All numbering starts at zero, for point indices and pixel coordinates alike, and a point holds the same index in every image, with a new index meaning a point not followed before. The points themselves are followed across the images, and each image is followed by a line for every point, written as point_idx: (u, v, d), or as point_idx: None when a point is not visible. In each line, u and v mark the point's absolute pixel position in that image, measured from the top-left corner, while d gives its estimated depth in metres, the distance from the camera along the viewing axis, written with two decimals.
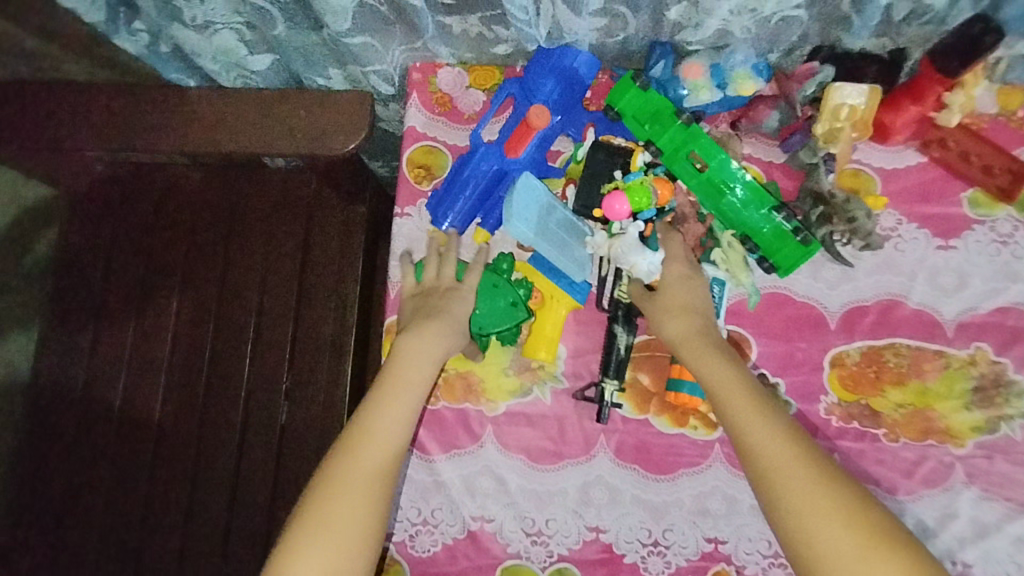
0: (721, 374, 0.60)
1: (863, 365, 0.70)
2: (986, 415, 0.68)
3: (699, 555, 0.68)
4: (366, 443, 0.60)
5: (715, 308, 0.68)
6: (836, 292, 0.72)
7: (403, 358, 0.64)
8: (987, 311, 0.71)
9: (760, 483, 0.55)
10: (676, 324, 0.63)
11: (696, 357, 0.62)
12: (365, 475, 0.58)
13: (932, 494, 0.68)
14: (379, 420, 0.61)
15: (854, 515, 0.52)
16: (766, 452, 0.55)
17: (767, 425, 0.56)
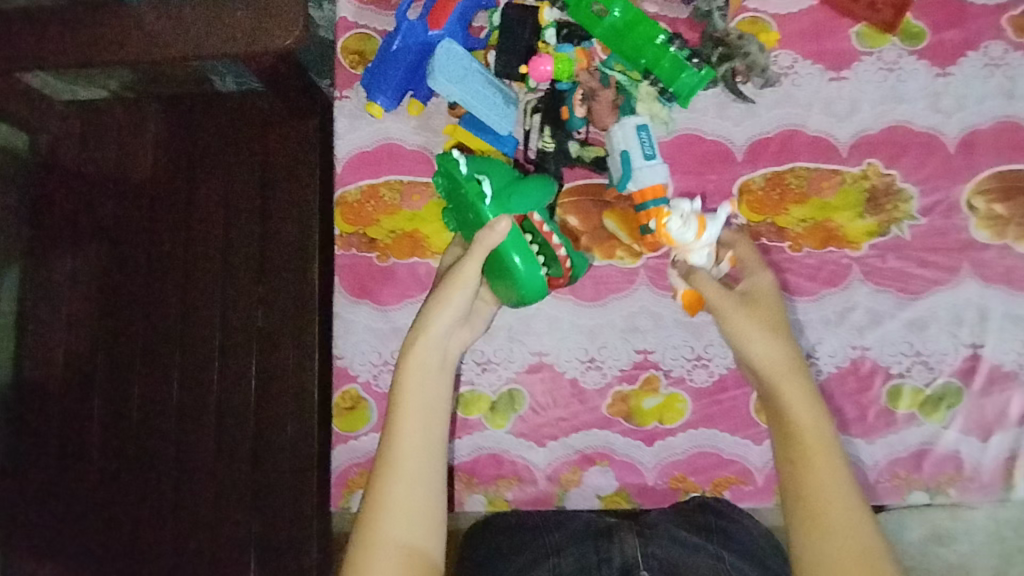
0: (792, 382, 0.63)
1: (768, 188, 0.78)
2: (877, 221, 0.77)
3: (632, 364, 0.76)
4: (409, 454, 0.61)
5: (652, 151, 0.74)
6: (741, 127, 0.79)
7: (423, 356, 0.65)
8: (876, 130, 0.78)
9: (789, 444, 0.61)
10: (761, 339, 0.65)
11: (771, 368, 0.64)
12: (415, 489, 0.60)
13: (833, 293, 0.76)
14: (410, 428, 0.62)
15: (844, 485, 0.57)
16: (811, 478, 0.59)
17: (823, 453, 0.59)
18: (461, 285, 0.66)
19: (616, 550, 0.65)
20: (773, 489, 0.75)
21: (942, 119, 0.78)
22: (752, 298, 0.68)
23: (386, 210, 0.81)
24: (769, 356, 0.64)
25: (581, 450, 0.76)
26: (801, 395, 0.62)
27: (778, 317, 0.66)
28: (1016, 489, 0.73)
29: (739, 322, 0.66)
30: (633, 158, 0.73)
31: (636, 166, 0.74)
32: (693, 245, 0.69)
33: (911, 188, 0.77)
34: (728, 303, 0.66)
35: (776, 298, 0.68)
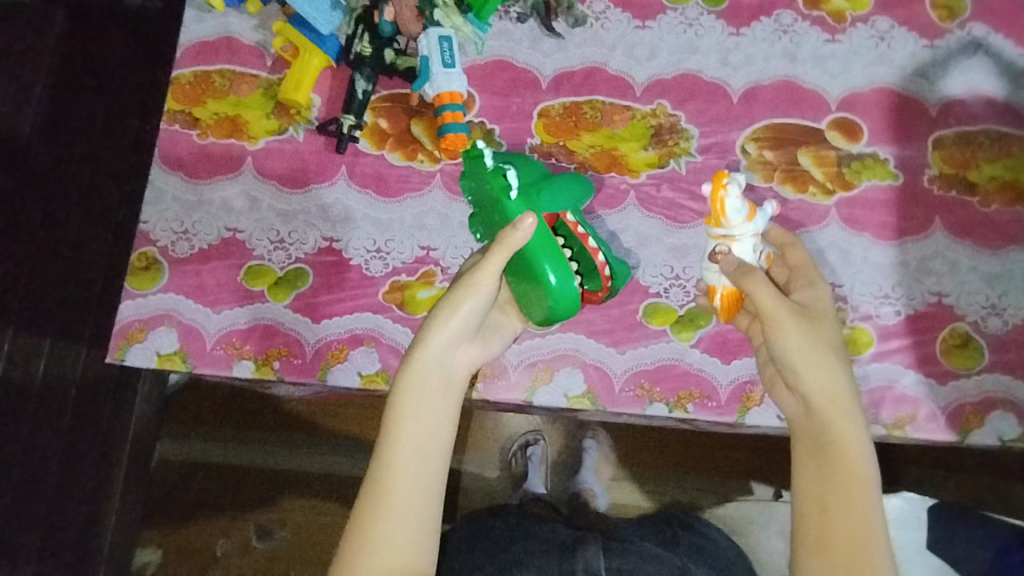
0: (846, 427, 0.65)
1: (565, 115, 0.84)
2: (658, 154, 0.83)
3: (413, 258, 0.81)
4: (404, 465, 0.63)
5: (452, 61, 0.80)
6: (549, 59, 0.86)
7: (419, 376, 0.66)
8: (670, 76, 0.85)
9: (822, 471, 0.64)
10: (819, 372, 0.66)
11: (827, 407, 0.66)
12: (409, 505, 0.62)
13: (608, 214, 0.81)
14: (404, 447, 0.64)
15: (851, 537, 0.60)
16: (833, 531, 0.61)
17: (854, 499, 0.62)
18: (482, 286, 0.66)
19: (580, 561, 0.84)
20: (523, 386, 0.78)
21: (729, 72, 0.85)
22: (812, 317, 0.68)
23: (214, 94, 0.86)
24: (817, 397, 0.66)
25: (352, 329, 0.79)
26: (839, 441, 0.64)
27: (827, 352, 0.66)
28: (749, 412, 0.76)
29: (798, 342, 0.66)
30: (432, 63, 0.80)
31: (434, 71, 0.80)
32: (739, 232, 0.69)
33: (693, 129, 0.83)
34: (784, 316, 0.66)
35: (832, 326, 0.68)
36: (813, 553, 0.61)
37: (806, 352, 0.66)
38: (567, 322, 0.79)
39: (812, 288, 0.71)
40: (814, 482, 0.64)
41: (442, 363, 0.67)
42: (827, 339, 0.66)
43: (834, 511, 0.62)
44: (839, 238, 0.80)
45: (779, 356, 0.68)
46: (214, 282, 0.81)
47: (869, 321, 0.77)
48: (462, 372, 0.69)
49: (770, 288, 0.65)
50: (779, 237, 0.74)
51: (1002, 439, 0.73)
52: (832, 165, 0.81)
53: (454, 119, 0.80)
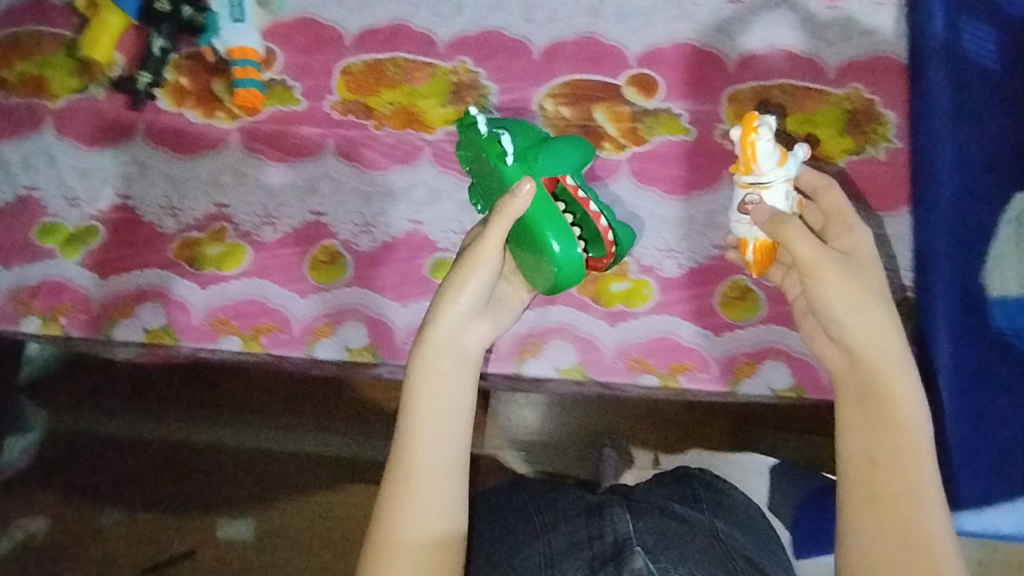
0: (899, 374, 0.60)
1: (366, 72, 0.84)
2: (456, 111, 0.82)
3: (206, 215, 0.80)
4: (423, 451, 0.60)
5: (241, 16, 0.81)
6: (354, 16, 0.85)
7: (435, 352, 0.63)
8: (474, 32, 0.84)
9: (876, 429, 0.59)
10: (857, 316, 0.60)
11: (865, 354, 0.60)
12: (433, 485, 0.59)
13: (401, 170, 0.81)
14: (423, 431, 0.60)
15: (892, 506, 0.57)
16: (879, 485, 0.58)
17: (902, 460, 0.58)
18: (490, 250, 0.64)
19: (607, 528, 0.66)
20: (306, 339, 0.78)
21: (532, 28, 0.84)
22: (849, 259, 0.62)
23: (19, 53, 0.86)
24: (858, 336, 0.60)
25: (140, 286, 0.79)
26: (891, 397, 0.59)
27: (870, 299, 0.60)
28: (527, 362, 0.78)
29: (841, 291, 0.61)
30: (220, 19, 0.81)
31: (222, 27, 0.81)
32: (770, 178, 0.67)
33: (492, 86, 0.83)
34: (824, 263, 0.61)
35: (877, 270, 0.62)
36: (868, 521, 0.57)
37: (840, 313, 0.61)
38: (355, 278, 0.78)
39: (836, 234, 0.65)
40: (860, 421, 0.60)
41: (456, 342, 0.64)
42: (867, 288, 0.61)
43: (871, 482, 0.58)
44: (628, 193, 0.80)
45: (816, 303, 0.63)
46: (7, 238, 0.81)
47: (651, 273, 0.78)
48: (476, 350, 0.66)
49: (808, 238, 0.61)
50: (815, 180, 0.69)
51: (772, 389, 0.76)
52: (626, 121, 0.81)
53: (243, 73, 0.80)
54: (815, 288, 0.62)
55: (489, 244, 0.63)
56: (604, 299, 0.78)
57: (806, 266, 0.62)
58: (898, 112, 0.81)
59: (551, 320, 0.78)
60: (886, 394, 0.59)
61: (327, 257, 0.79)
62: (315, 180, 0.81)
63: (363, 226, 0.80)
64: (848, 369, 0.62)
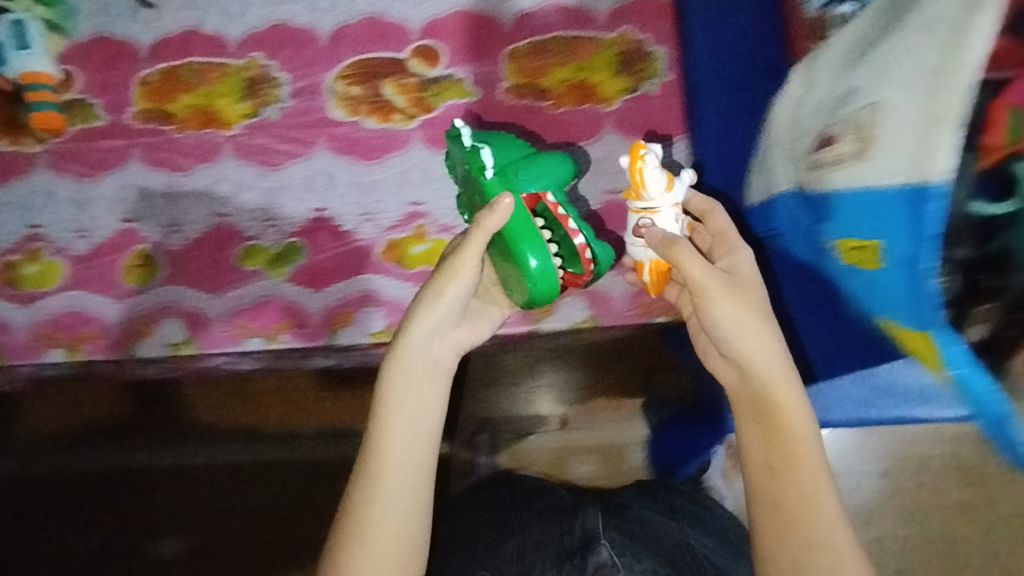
0: (792, 396, 0.58)
1: (163, 80, 0.87)
2: (251, 105, 0.85)
3: (20, 238, 0.83)
4: (392, 477, 0.60)
5: (29, 42, 0.84)
6: (146, 28, 0.88)
7: (404, 369, 0.62)
8: (262, 27, 0.88)
9: (774, 438, 0.58)
10: (750, 333, 0.58)
11: (758, 382, 0.59)
12: (391, 506, 0.59)
13: (204, 168, 0.84)
14: (396, 452, 0.60)
15: (800, 496, 0.57)
16: (790, 488, 0.57)
17: (796, 459, 0.57)
18: (470, 258, 0.60)
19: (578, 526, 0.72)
20: (128, 341, 0.81)
21: (317, 16, 0.87)
22: (735, 282, 0.59)
23: None
24: (750, 362, 0.59)
25: None
26: (786, 409, 0.58)
27: (758, 322, 0.58)
28: (341, 333, 0.79)
29: (728, 310, 0.58)
30: (7, 48, 0.83)
31: (11, 55, 0.84)
32: (659, 205, 0.61)
33: (283, 76, 0.86)
34: (711, 287, 0.58)
35: (761, 295, 0.60)
36: (768, 521, 0.57)
37: (735, 322, 0.58)
38: (168, 276, 0.81)
39: (732, 251, 0.62)
40: (754, 432, 0.59)
41: (428, 352, 0.63)
42: (746, 317, 0.58)
43: (796, 476, 0.57)
44: (421, 158, 0.83)
45: (716, 333, 0.60)
46: None
47: (450, 233, 0.81)
48: (451, 358, 0.65)
49: (699, 260, 0.57)
50: (702, 206, 0.65)
51: (573, 323, 0.82)
52: (413, 91, 0.84)
53: (40, 98, 0.84)
54: (714, 309, 0.59)
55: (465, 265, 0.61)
56: (407, 262, 0.80)
57: (697, 289, 0.59)
58: (667, 47, 0.84)
59: (358, 289, 0.80)
60: (779, 413, 0.58)
61: (141, 260, 0.82)
62: (124, 190, 0.84)
63: (171, 226, 0.82)
64: (751, 392, 0.60)
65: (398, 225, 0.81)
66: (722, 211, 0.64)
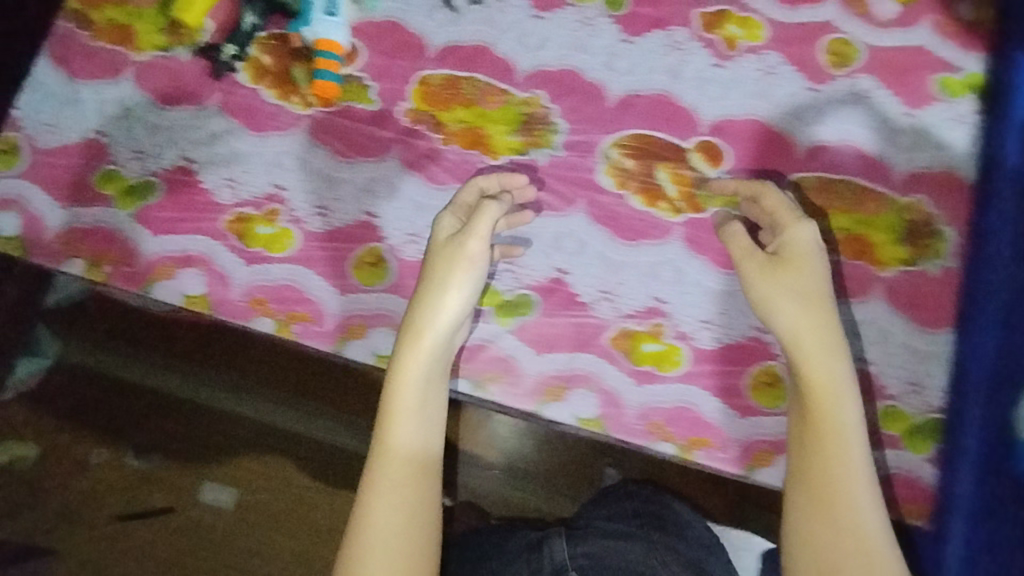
0: (816, 362, 0.68)
1: (443, 87, 0.85)
2: (523, 142, 0.83)
3: (263, 194, 0.82)
4: (404, 419, 0.69)
5: (335, 11, 0.81)
6: (441, 30, 0.87)
7: (426, 300, 0.73)
8: (553, 69, 0.86)
9: (812, 432, 0.66)
10: (779, 310, 0.71)
11: (791, 341, 0.70)
12: (412, 429, 0.69)
13: (460, 188, 0.82)
14: (404, 426, 0.68)
15: (818, 478, 0.65)
16: (818, 484, 0.65)
17: (830, 447, 0.65)
18: (461, 257, 0.73)
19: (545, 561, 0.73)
20: (336, 336, 0.78)
21: (611, 76, 0.85)
22: (782, 258, 0.72)
23: (114, 1, 0.87)
24: (797, 328, 0.69)
25: (187, 251, 0.80)
26: (825, 413, 0.66)
27: (818, 309, 0.70)
28: (547, 405, 0.77)
29: (794, 304, 0.70)
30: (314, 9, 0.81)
31: (316, 18, 0.81)
32: None
33: (563, 124, 0.84)
34: (767, 273, 0.72)
35: (816, 261, 0.72)
36: (805, 502, 0.64)
37: (773, 303, 0.71)
38: (393, 285, 0.79)
39: (784, 229, 0.73)
40: (798, 432, 0.68)
41: (465, 297, 0.73)
42: (807, 291, 0.70)
43: (821, 447, 0.66)
44: (678, 257, 0.80)
45: (749, 295, 0.74)
46: (71, 179, 0.82)
47: (684, 341, 0.78)
48: (467, 296, 0.73)
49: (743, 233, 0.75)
50: (755, 186, 0.76)
51: None
52: (687, 185, 0.82)
53: (325, 66, 0.82)
54: (782, 311, 0.70)
55: (465, 242, 0.74)
56: (635, 357, 0.77)
57: (761, 278, 0.72)
58: (958, 231, 0.81)
59: (578, 367, 0.77)
60: (810, 390, 0.68)
61: (372, 259, 0.80)
62: (374, 181, 0.82)
63: (412, 236, 0.81)
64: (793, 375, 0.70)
65: (636, 315, 0.78)
66: (780, 194, 0.75)
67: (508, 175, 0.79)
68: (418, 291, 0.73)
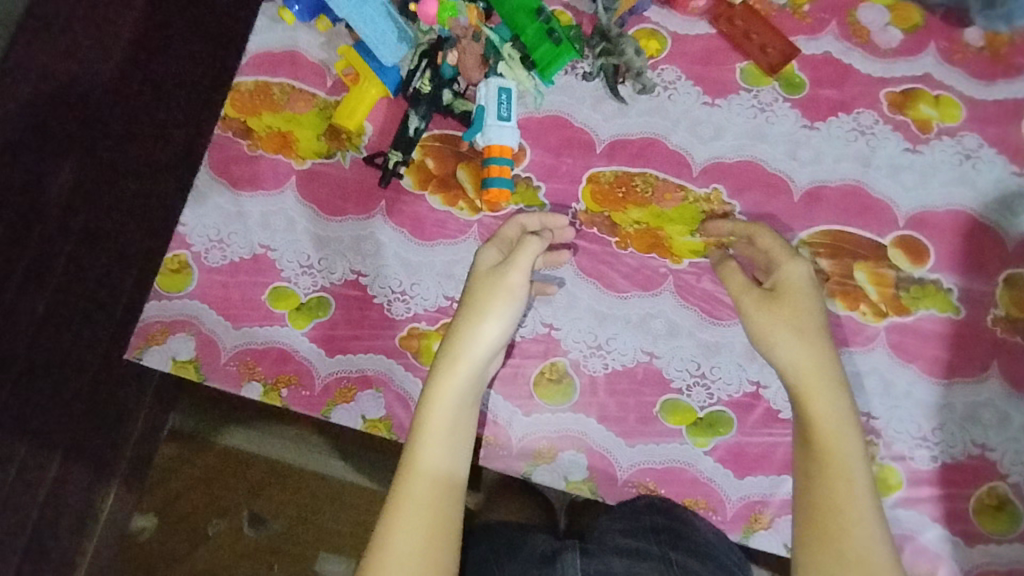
0: (826, 394, 0.64)
1: (615, 185, 0.81)
2: (705, 242, 0.79)
3: (436, 308, 0.79)
4: (436, 439, 0.64)
5: (507, 114, 0.78)
6: (608, 123, 0.83)
7: (467, 329, 0.67)
8: (731, 161, 0.81)
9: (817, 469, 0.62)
10: (782, 342, 0.67)
11: (799, 373, 0.66)
12: (441, 445, 0.64)
13: (642, 295, 0.78)
14: (436, 438, 0.64)
15: (827, 503, 0.61)
16: (829, 507, 0.60)
17: (843, 472, 0.61)
18: (506, 293, 0.68)
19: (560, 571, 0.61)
20: (524, 461, 0.75)
21: (795, 167, 0.80)
22: (775, 294, 0.69)
23: (271, 107, 0.85)
24: (800, 362, 0.66)
25: (364, 371, 0.77)
26: (834, 451, 0.62)
27: (817, 337, 0.66)
28: (754, 534, 0.72)
29: (780, 328, 0.67)
30: (487, 114, 0.78)
31: (488, 123, 0.78)
32: None
33: (746, 221, 0.79)
34: (756, 307, 0.69)
35: (809, 297, 0.68)
36: (812, 534, 0.60)
37: (770, 339, 0.68)
38: (579, 403, 0.75)
39: (779, 266, 0.70)
40: (802, 451, 0.64)
41: (481, 340, 0.67)
42: (805, 326, 0.67)
43: (827, 465, 0.62)
44: (884, 366, 0.74)
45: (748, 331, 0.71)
46: (241, 298, 0.80)
47: (901, 461, 0.72)
48: (502, 334, 0.68)
49: (737, 274, 0.72)
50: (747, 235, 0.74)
51: None
52: (889, 286, 0.76)
53: (498, 173, 0.78)
54: (783, 343, 0.67)
55: (508, 273, 0.69)
56: None
57: (748, 310, 0.69)
58: None
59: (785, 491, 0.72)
60: (808, 419, 0.64)
61: (554, 375, 0.76)
62: (550, 290, 0.78)
63: (594, 348, 0.77)
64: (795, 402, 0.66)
65: None
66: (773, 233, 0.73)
67: (549, 216, 0.76)
68: (457, 322, 0.68)
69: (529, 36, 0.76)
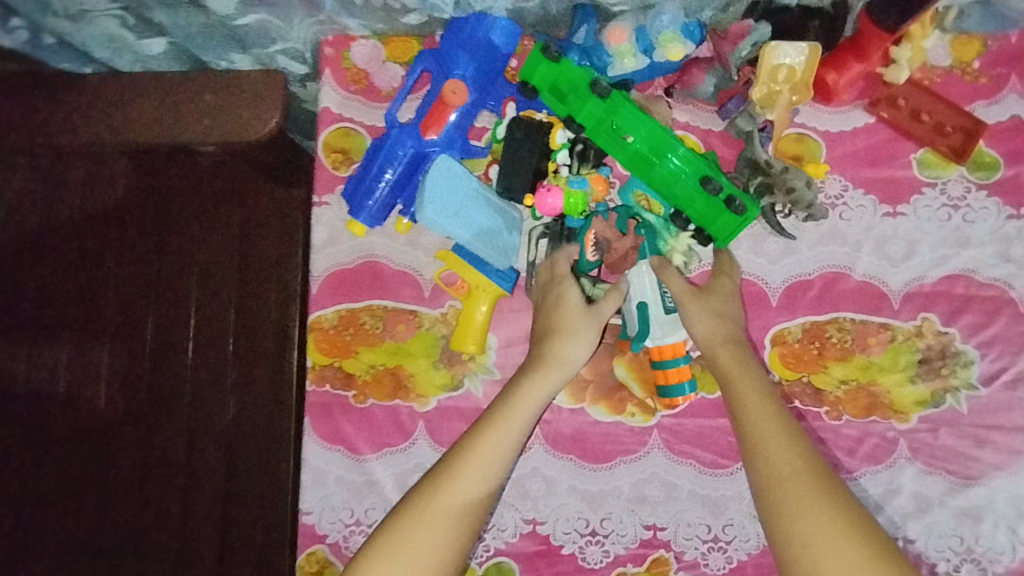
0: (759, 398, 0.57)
1: (806, 342, 0.68)
2: (931, 389, 0.66)
3: (638, 542, 0.67)
4: (476, 463, 0.54)
5: (672, 303, 0.63)
6: (778, 266, 0.68)
7: (551, 361, 0.59)
8: (935, 280, 0.68)
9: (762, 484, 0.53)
10: (704, 328, 0.61)
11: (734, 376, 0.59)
12: (492, 467, 0.55)
13: (875, 471, 0.66)
14: (492, 446, 0.55)
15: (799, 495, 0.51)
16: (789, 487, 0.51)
17: (788, 449, 0.53)
18: (594, 323, 0.61)
19: None
20: None
21: (1013, 271, 0.67)
22: (704, 292, 0.63)
23: (366, 341, 0.69)
24: (728, 358, 0.60)
25: None
26: (769, 439, 0.54)
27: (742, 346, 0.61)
28: None
29: (706, 322, 0.61)
30: (651, 313, 0.63)
31: (654, 321, 0.63)
32: None
33: (972, 351, 0.67)
34: (691, 303, 0.62)
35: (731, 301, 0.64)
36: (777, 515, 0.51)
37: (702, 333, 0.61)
38: None
39: (715, 283, 0.64)
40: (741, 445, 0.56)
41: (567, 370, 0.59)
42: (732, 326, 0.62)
43: (776, 453, 0.53)
44: None
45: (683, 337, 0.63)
46: None
47: None
48: (580, 360, 0.60)
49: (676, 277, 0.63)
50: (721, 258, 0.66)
51: None
52: None
53: (677, 378, 0.64)
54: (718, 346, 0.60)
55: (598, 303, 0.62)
56: None
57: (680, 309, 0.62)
58: None
59: None
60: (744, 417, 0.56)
61: None
62: None
63: None
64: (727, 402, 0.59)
65: None
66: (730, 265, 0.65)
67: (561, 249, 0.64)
68: (541, 352, 0.60)
69: (694, 206, 0.63)
